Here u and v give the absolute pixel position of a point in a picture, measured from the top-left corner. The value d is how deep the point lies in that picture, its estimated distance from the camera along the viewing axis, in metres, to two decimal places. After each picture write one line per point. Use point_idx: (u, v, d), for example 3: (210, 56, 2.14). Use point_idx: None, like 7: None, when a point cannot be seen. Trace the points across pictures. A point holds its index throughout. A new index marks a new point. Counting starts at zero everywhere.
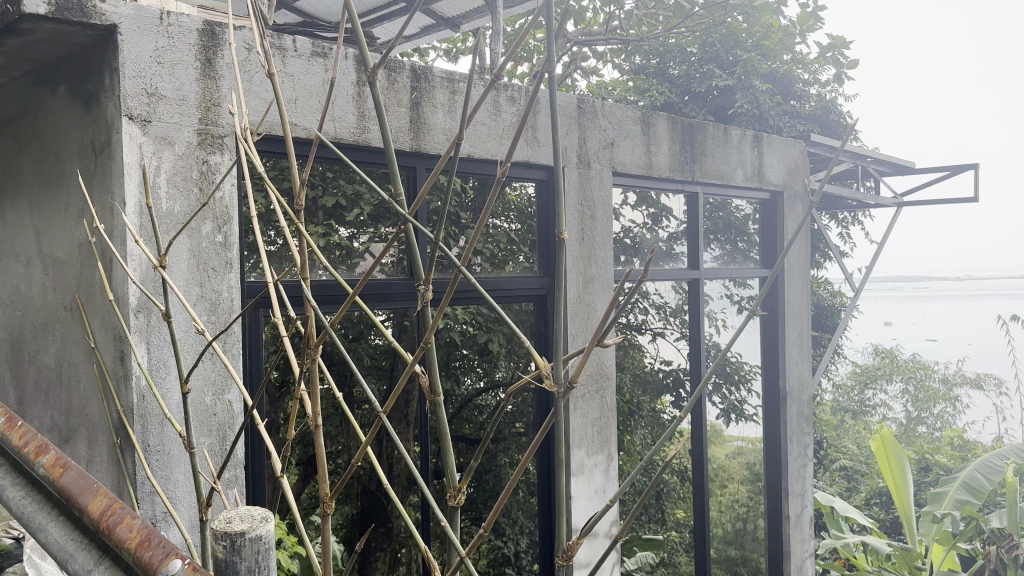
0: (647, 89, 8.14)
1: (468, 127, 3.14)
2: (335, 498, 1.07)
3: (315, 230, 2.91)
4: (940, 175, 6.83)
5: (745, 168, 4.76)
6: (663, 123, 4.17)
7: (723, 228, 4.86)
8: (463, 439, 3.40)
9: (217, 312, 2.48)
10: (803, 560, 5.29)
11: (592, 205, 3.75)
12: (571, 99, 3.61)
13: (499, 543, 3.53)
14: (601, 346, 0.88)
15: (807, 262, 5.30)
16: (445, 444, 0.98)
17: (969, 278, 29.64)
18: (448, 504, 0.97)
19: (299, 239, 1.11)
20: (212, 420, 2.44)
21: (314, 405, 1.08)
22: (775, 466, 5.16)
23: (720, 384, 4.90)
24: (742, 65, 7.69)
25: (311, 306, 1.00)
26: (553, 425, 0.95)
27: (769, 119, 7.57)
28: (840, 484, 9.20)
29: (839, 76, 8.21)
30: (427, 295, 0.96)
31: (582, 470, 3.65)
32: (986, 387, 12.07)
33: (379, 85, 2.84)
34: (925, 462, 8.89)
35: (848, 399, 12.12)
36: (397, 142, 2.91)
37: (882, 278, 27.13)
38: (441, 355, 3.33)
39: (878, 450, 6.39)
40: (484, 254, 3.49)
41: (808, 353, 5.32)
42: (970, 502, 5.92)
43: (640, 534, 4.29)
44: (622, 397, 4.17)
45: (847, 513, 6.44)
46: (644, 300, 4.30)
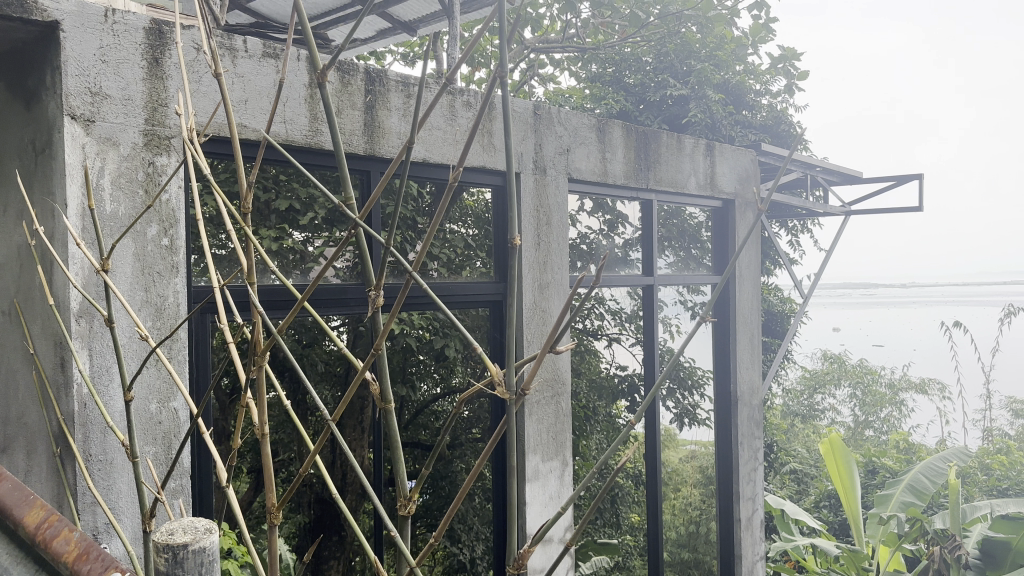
0: (603, 96, 8.21)
1: (423, 132, 3.12)
2: (283, 508, 1.03)
3: (268, 234, 2.86)
4: (886, 185, 6.99)
5: (698, 176, 4.83)
6: (619, 131, 4.20)
7: (678, 234, 4.92)
8: (419, 445, 3.38)
9: (162, 317, 2.42)
10: (753, 562, 5.37)
11: (548, 211, 3.76)
12: (527, 105, 3.61)
13: (454, 550, 3.50)
14: (554, 353, 0.86)
15: (757, 268, 5.38)
16: (396, 451, 0.94)
17: (914, 285, 30.40)
18: (398, 513, 0.93)
19: (247, 242, 1.06)
20: (157, 429, 2.38)
21: (261, 414, 1.04)
22: (726, 470, 5.23)
23: (674, 389, 4.93)
24: (696, 75, 7.85)
25: (258, 311, 0.95)
26: (503, 433, 0.93)
27: (722, 128, 7.83)
28: (790, 487, 9.37)
29: (790, 87, 8.38)
30: (378, 301, 0.91)
31: (537, 476, 3.65)
32: (930, 392, 12.41)
33: (332, 88, 2.80)
34: (872, 464, 9.08)
35: (798, 403, 12.36)
36: (350, 145, 2.88)
37: (830, 287, 27.69)
38: (397, 361, 3.29)
39: (827, 453, 6.51)
40: (441, 260, 3.47)
41: (759, 358, 5.41)
42: (915, 504, 6.05)
43: (595, 538, 4.27)
44: (578, 402, 4.17)
45: (797, 515, 6.53)
46: (600, 305, 4.32)
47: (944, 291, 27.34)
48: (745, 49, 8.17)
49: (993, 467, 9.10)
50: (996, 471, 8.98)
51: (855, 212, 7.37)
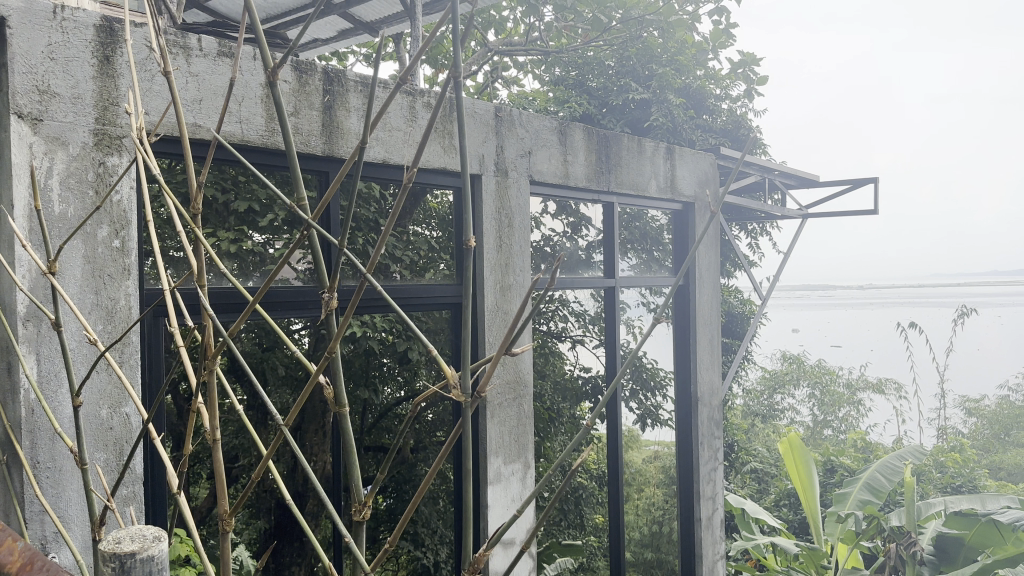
0: (566, 99, 8.22)
1: (383, 133, 3.11)
2: (236, 514, 1.00)
3: (226, 235, 2.81)
4: (842, 188, 7.12)
5: (658, 179, 4.87)
6: (580, 134, 4.22)
7: (640, 237, 4.95)
8: (381, 449, 3.34)
9: (113, 320, 2.37)
10: (714, 561, 5.43)
11: (510, 213, 3.76)
12: (488, 107, 3.61)
13: (418, 554, 3.47)
14: (509, 355, 0.84)
15: (716, 270, 5.44)
16: (350, 455, 0.91)
17: (871, 288, 31.00)
18: (353, 517, 0.91)
19: (198, 244, 1.03)
20: (108, 435, 2.33)
21: (213, 420, 1.01)
22: (688, 470, 5.28)
23: (637, 390, 4.95)
24: (657, 79, 7.92)
25: (208, 314, 0.93)
26: (459, 438, 0.91)
27: (683, 132, 7.88)
28: (751, 486, 9.50)
29: (749, 92, 8.49)
30: (332, 304, 0.85)
31: (498, 479, 3.64)
32: (887, 391, 12.65)
33: (290, 88, 2.77)
34: (831, 463, 9.22)
35: (758, 403, 12.53)
36: (308, 145, 2.85)
37: (790, 289, 28.15)
38: (359, 365, 3.26)
39: (786, 452, 6.61)
40: (404, 262, 3.45)
41: (719, 359, 5.47)
42: (872, 502, 6.17)
43: (559, 540, 4.26)
44: (542, 404, 4.17)
45: (757, 514, 6.61)
46: (563, 307, 4.32)
47: (899, 293, 27.95)
48: (706, 54, 8.23)
49: (947, 465, 9.31)
50: (950, 468, 9.18)
51: (812, 215, 7.48)
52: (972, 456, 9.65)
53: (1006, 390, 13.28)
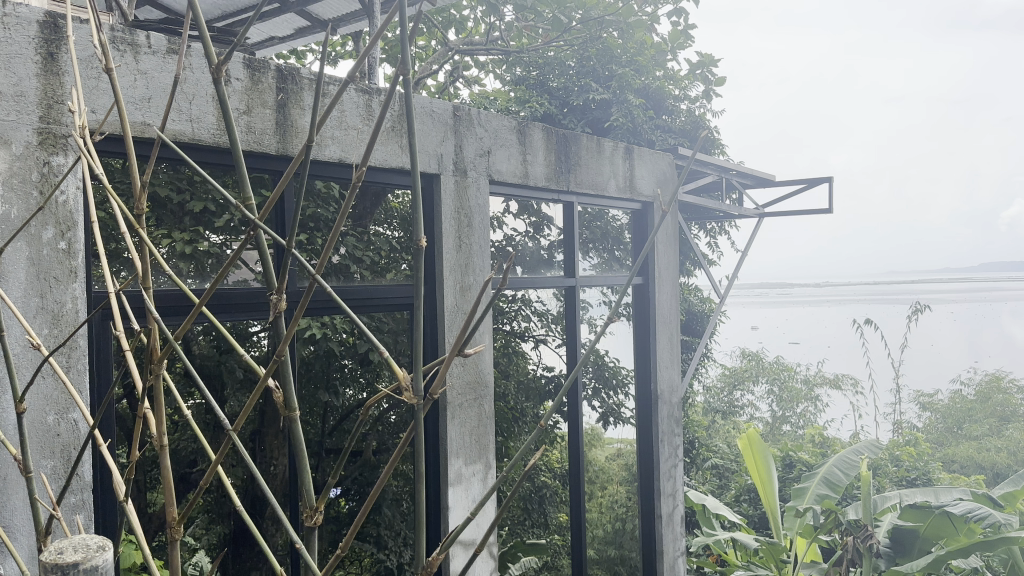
0: (528, 99, 8.22)
1: (339, 131, 3.07)
2: (185, 522, 0.97)
3: (181, 236, 2.76)
4: (797, 187, 7.24)
5: (618, 179, 4.90)
6: (539, 133, 4.23)
7: (601, 236, 4.97)
8: (343, 452, 3.27)
9: (60, 324, 2.30)
10: (674, 558, 5.49)
11: (469, 213, 3.74)
12: (446, 106, 3.59)
13: (381, 557, 3.44)
14: (462, 357, 0.82)
15: (675, 268, 5.50)
16: (301, 462, 0.88)
17: (827, 286, 31.56)
18: (305, 523, 0.88)
19: (142, 245, 0.99)
20: (55, 442, 2.27)
21: (160, 427, 0.98)
22: (648, 467, 5.32)
23: (599, 388, 4.96)
24: (617, 79, 7.94)
25: (153, 318, 0.89)
26: (410, 445, 0.88)
27: (643, 133, 7.95)
28: (712, 482, 9.61)
29: (707, 93, 8.57)
30: (281, 305, 0.82)
31: (459, 480, 3.63)
32: (843, 387, 12.91)
33: (242, 86, 2.74)
34: (789, 458, 9.37)
35: (718, 400, 12.65)
36: (262, 144, 2.80)
37: (749, 289, 28.51)
38: (319, 367, 3.23)
39: (745, 448, 6.71)
40: (364, 263, 3.41)
41: (678, 358, 5.52)
42: (829, 496, 6.28)
43: (523, 539, 4.26)
44: (506, 404, 4.17)
45: (717, 510, 6.69)
46: (526, 307, 4.33)
47: (856, 291, 28.49)
48: (664, 55, 8.26)
49: (901, 458, 9.52)
50: (905, 462, 9.38)
51: (768, 214, 7.60)
52: (926, 449, 9.88)
53: (957, 384, 13.62)
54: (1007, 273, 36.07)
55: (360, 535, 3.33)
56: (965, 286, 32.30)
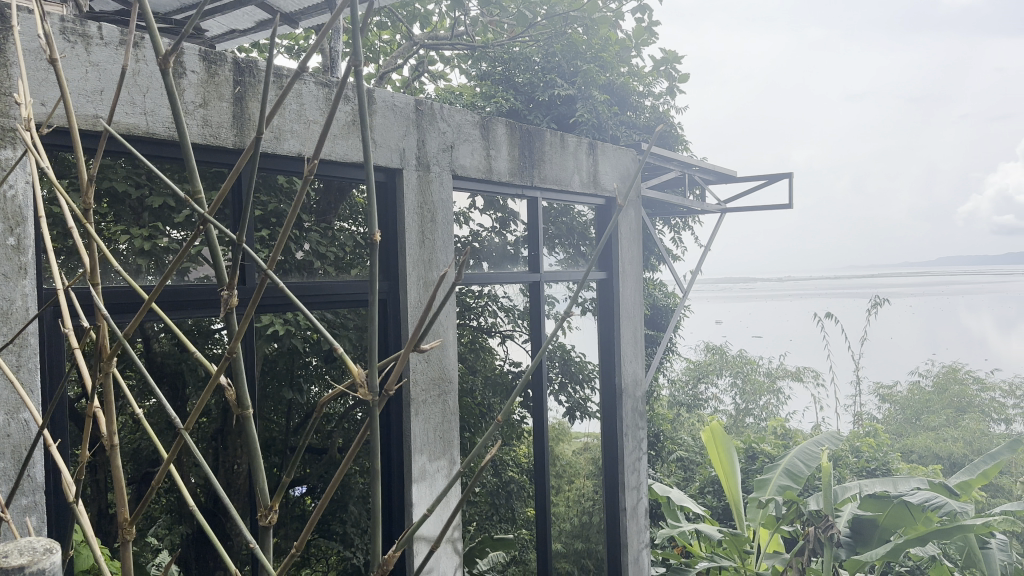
0: (494, 94, 8.20)
1: (298, 125, 3.03)
2: (136, 524, 0.94)
3: (140, 233, 2.71)
4: (757, 184, 7.33)
5: (581, 174, 4.91)
6: (502, 129, 4.22)
7: (567, 232, 4.99)
8: (310, 450, 3.22)
9: (9, 321, 2.25)
10: (639, 551, 5.54)
11: (432, 208, 3.73)
12: (408, 100, 3.56)
13: (348, 554, 3.42)
14: (418, 353, 0.81)
15: (638, 263, 5.53)
16: (256, 461, 0.86)
17: (790, 280, 32.01)
18: (259, 522, 0.86)
19: (89, 241, 0.96)
20: (4, 442, 2.22)
21: (111, 425, 0.95)
22: (613, 460, 5.34)
23: (565, 383, 4.96)
24: (582, 75, 7.97)
25: (102, 315, 0.86)
26: (367, 442, 0.87)
27: (608, 128, 7.89)
28: (677, 474, 9.72)
29: (671, 89, 8.63)
30: (233, 301, 0.80)
31: (423, 476, 3.62)
32: (805, 379, 13.13)
33: (198, 79, 2.69)
34: (751, 450, 9.49)
35: (682, 393, 12.84)
36: (219, 138, 2.76)
37: (713, 284, 28.86)
38: (283, 364, 3.19)
39: (708, 441, 6.78)
40: (328, 258, 3.38)
41: (642, 352, 5.56)
42: (791, 487, 6.39)
43: (491, 534, 4.25)
44: (474, 399, 4.16)
45: (682, 502, 6.76)
46: (493, 302, 4.32)
47: (819, 287, 28.91)
48: (629, 51, 8.31)
49: (861, 449, 9.68)
50: (865, 452, 9.57)
51: (730, 210, 7.68)
52: (885, 440, 10.08)
53: (915, 375, 13.74)
54: (963, 268, 36.95)
55: (326, 532, 3.30)
56: (923, 280, 33.03)
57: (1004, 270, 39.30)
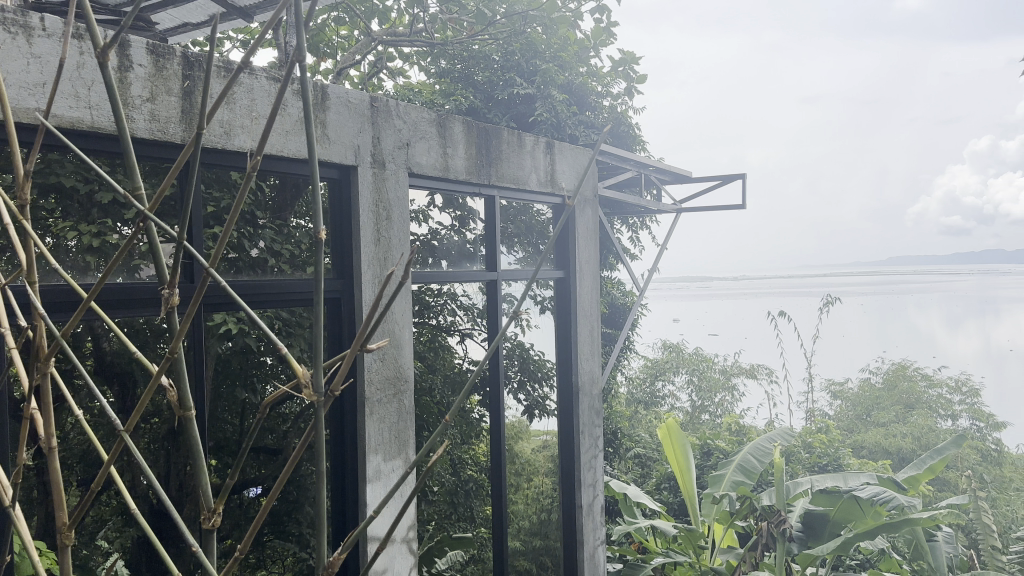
0: (453, 92, 8.18)
1: (250, 121, 2.99)
2: (75, 527, 0.92)
3: (89, 229, 2.64)
4: (711, 185, 7.42)
5: (539, 173, 4.93)
6: (459, 126, 4.20)
7: (525, 231, 4.99)
8: (265, 450, 3.17)
9: None
10: (595, 548, 5.58)
11: (388, 205, 3.70)
12: (362, 96, 3.53)
13: (304, 555, 3.38)
14: (365, 353, 0.81)
15: (596, 262, 5.57)
16: (198, 461, 0.86)
17: (745, 279, 32.72)
18: (203, 526, 0.85)
19: (26, 237, 0.93)
20: None
21: (48, 425, 0.92)
22: (570, 459, 5.36)
23: (524, 381, 4.97)
24: (541, 74, 8.02)
25: (39, 314, 0.84)
26: (313, 440, 0.87)
27: (566, 127, 7.94)
28: (634, 471, 9.82)
29: (630, 89, 8.70)
30: (173, 301, 0.79)
31: (378, 476, 3.59)
32: (759, 376, 13.41)
33: (146, 72, 2.63)
34: (707, 447, 9.63)
35: (640, 391, 13.30)
36: (167, 133, 2.71)
37: (671, 282, 29.36)
38: (237, 363, 3.13)
39: (664, 438, 6.85)
40: (283, 255, 3.34)
41: (599, 350, 5.61)
42: (744, 483, 6.46)
43: (449, 533, 4.22)
44: (432, 397, 4.14)
45: (639, 498, 6.81)
46: (452, 301, 4.31)
47: (774, 286, 29.56)
48: (587, 51, 8.38)
49: (813, 445, 9.87)
50: (817, 448, 9.76)
51: (685, 210, 7.76)
52: (837, 436, 10.29)
53: (866, 373, 14.09)
54: (911, 268, 37.96)
55: (282, 532, 3.25)
56: (871, 280, 33.96)
57: (949, 270, 40.45)
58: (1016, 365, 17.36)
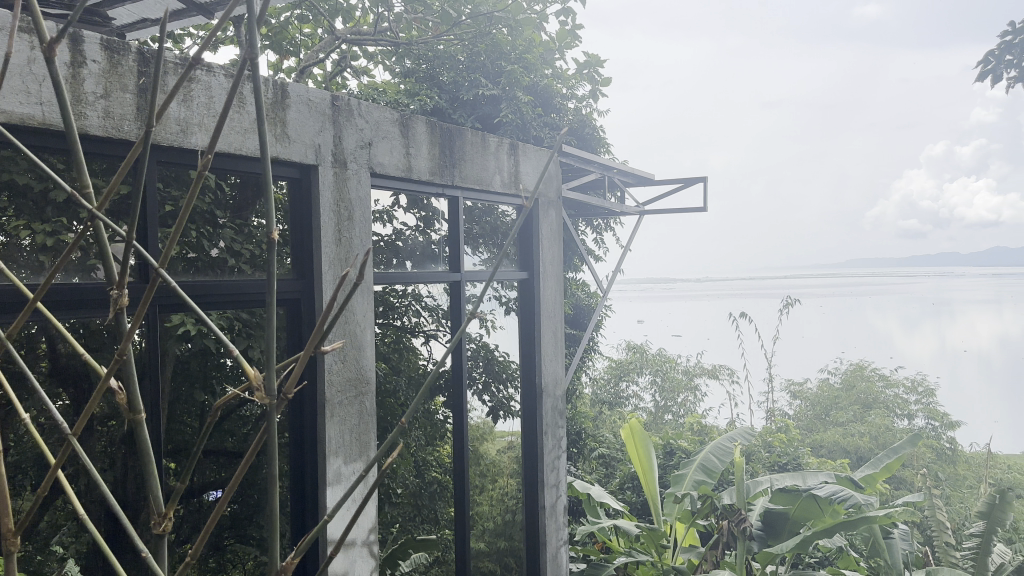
0: (417, 92, 8.14)
1: (209, 119, 2.95)
2: (21, 533, 0.90)
3: (43, 228, 2.58)
4: (674, 187, 7.50)
5: (503, 174, 4.94)
6: (422, 126, 4.19)
7: (490, 232, 4.99)
8: (224, 453, 3.12)
9: None
10: (557, 548, 5.59)
11: (350, 206, 3.68)
12: (323, 94, 3.51)
13: (265, 560, 3.33)
14: (320, 354, 0.80)
15: (560, 263, 5.60)
16: (149, 464, 0.84)
17: (707, 281, 33.15)
18: (153, 531, 0.84)
19: None
20: None
21: None
22: (532, 461, 5.37)
23: (488, 383, 4.95)
24: (507, 76, 7.99)
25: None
26: (267, 439, 0.86)
27: (531, 129, 7.99)
28: (599, 471, 9.87)
29: (594, 92, 8.76)
30: (121, 300, 0.78)
31: (339, 479, 3.56)
32: (721, 377, 13.59)
33: (99, 68, 2.58)
34: (670, 446, 9.73)
35: (604, 391, 13.31)
36: (123, 130, 2.65)
37: (635, 284, 29.66)
38: (196, 365, 3.07)
39: (627, 438, 6.90)
40: (244, 255, 3.29)
41: (562, 351, 5.63)
42: (705, 482, 6.52)
43: (413, 535, 4.20)
44: (396, 399, 4.12)
45: (602, 498, 6.85)
46: (416, 302, 4.29)
47: (737, 287, 30.01)
48: (552, 54, 8.40)
49: (773, 444, 10.02)
50: (777, 448, 9.90)
51: (648, 212, 7.82)
52: (796, 435, 10.45)
53: (824, 372, 14.38)
54: (869, 271, 38.70)
55: (243, 536, 3.20)
56: (831, 282, 34.59)
57: (905, 273, 41.34)
58: (970, 365, 17.71)
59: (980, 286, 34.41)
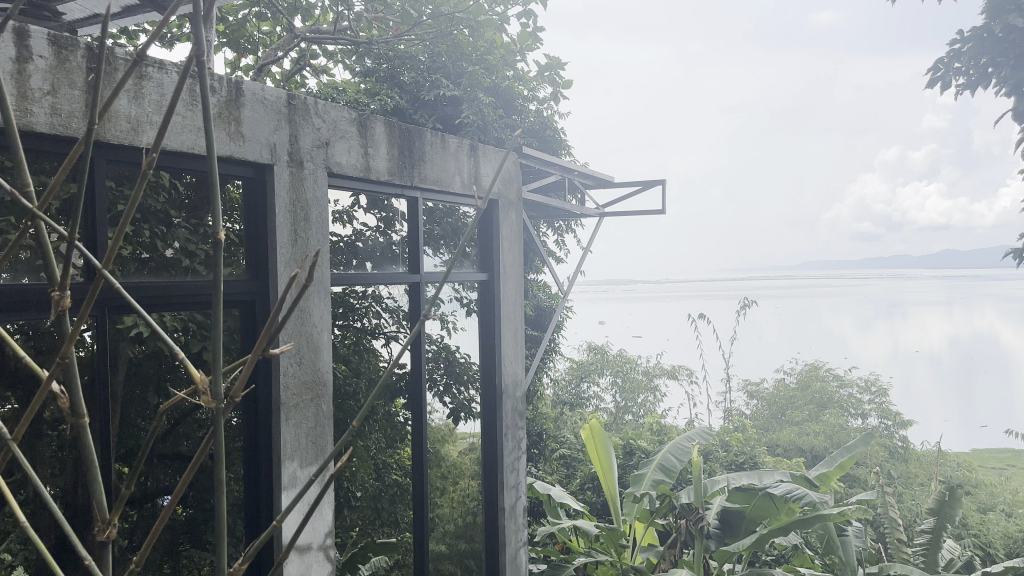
0: (377, 92, 8.10)
1: (161, 116, 2.89)
2: None
3: None
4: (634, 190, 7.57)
5: (462, 175, 4.93)
6: (381, 126, 4.16)
7: (451, 233, 4.98)
8: (179, 457, 3.06)
9: None
10: (517, 549, 5.60)
11: (306, 206, 3.64)
12: (279, 92, 3.47)
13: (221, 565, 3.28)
14: (267, 357, 0.80)
15: (520, 264, 5.61)
16: (94, 470, 0.83)
17: (667, 283, 33.44)
18: (96, 538, 0.83)
19: None
20: None
21: None
22: (492, 462, 5.37)
23: (449, 384, 4.94)
24: (468, 77, 8.04)
25: None
26: (214, 441, 0.86)
27: (491, 130, 8.03)
28: (560, 472, 9.89)
29: (555, 94, 8.81)
30: (63, 302, 0.76)
31: (295, 482, 3.52)
32: (680, 377, 13.74)
33: (46, 63, 2.51)
34: (629, 446, 9.80)
35: (566, 392, 13.17)
36: (71, 127, 2.59)
37: (595, 286, 29.81)
38: (149, 368, 3.01)
39: (588, 439, 6.91)
40: (199, 255, 3.23)
41: (522, 352, 5.64)
42: (664, 481, 6.51)
43: (372, 538, 4.17)
44: (356, 401, 4.08)
45: (562, 498, 6.86)
46: (376, 303, 4.26)
47: (697, 288, 30.34)
48: (513, 55, 8.41)
49: (730, 444, 10.16)
50: (735, 447, 10.04)
51: (608, 214, 7.87)
52: (753, 435, 10.61)
53: (780, 372, 14.66)
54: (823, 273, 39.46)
55: (198, 541, 3.15)
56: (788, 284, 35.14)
57: (859, 275, 42.22)
58: (920, 365, 18.14)
59: (929, 288, 35.38)
